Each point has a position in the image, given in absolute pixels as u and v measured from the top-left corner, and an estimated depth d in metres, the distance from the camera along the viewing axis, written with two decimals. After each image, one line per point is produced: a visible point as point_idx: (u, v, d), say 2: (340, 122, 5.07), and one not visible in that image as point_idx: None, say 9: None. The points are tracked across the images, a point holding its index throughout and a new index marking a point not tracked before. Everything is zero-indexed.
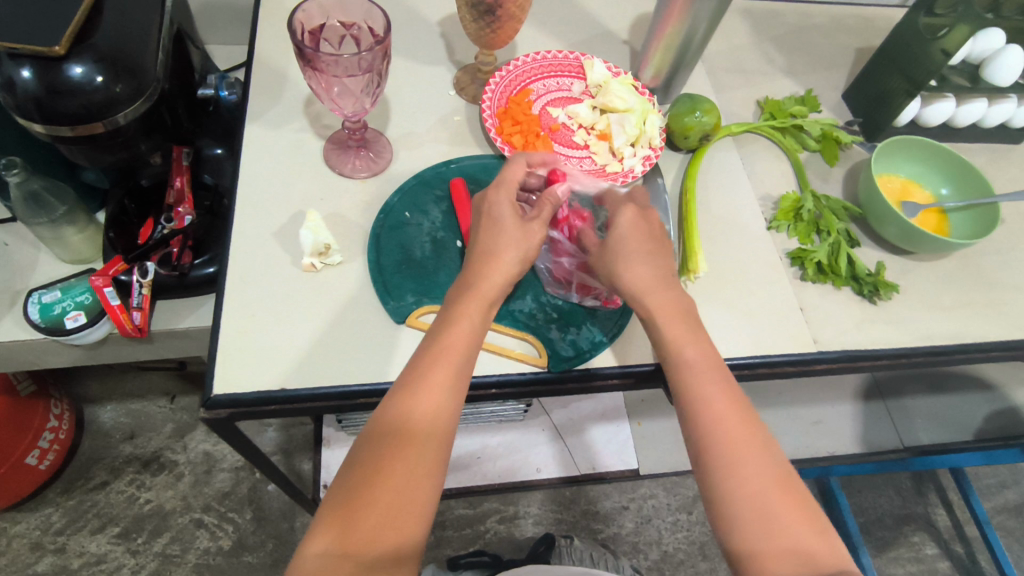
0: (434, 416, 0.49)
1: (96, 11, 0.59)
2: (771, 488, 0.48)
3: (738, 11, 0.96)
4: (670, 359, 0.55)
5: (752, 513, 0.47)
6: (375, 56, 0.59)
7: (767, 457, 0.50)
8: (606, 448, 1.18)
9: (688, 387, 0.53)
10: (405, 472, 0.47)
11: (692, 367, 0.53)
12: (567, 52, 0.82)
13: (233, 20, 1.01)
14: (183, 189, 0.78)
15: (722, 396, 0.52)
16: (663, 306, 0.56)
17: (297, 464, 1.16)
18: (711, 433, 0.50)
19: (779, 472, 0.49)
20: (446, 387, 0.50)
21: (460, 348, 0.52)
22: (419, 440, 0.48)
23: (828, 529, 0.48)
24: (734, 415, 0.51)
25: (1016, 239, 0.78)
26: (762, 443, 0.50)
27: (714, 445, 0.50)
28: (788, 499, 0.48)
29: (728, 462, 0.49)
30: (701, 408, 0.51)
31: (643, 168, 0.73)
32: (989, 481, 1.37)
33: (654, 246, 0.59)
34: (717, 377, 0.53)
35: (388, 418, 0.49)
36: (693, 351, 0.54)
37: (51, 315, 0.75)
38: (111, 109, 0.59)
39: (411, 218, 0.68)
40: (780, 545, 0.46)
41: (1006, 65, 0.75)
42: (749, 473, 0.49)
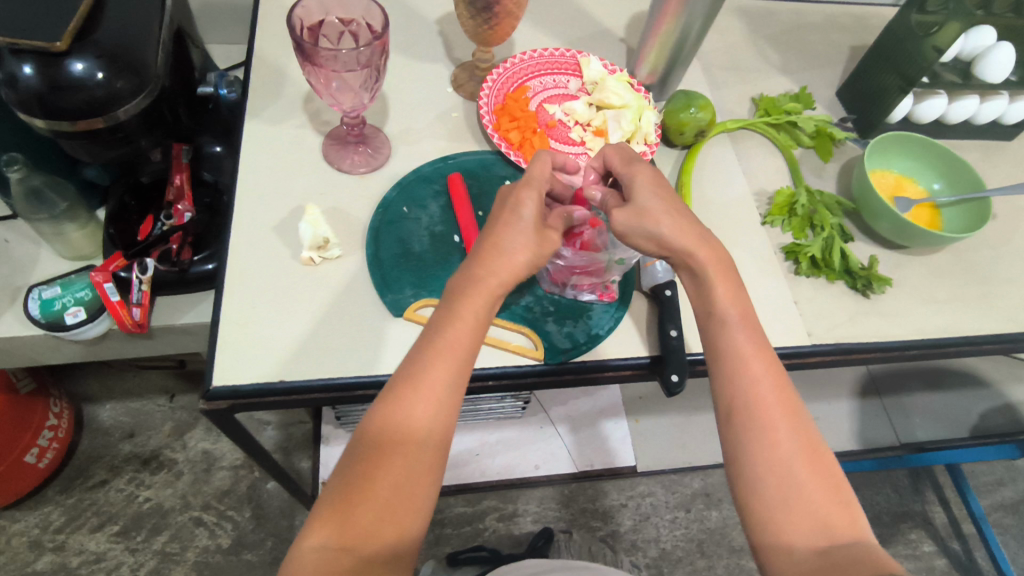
0: (435, 415, 0.49)
1: (97, 8, 0.60)
2: (797, 458, 0.49)
3: (734, 10, 0.97)
4: (710, 326, 0.56)
5: (776, 476, 0.48)
6: (373, 52, 0.59)
7: (799, 425, 0.50)
8: (610, 443, 1.18)
9: (726, 350, 0.54)
10: (404, 471, 0.47)
11: (733, 329, 0.55)
12: (564, 50, 0.83)
13: (232, 20, 1.02)
14: (182, 186, 0.79)
15: (760, 362, 0.53)
16: None
17: (296, 462, 1.17)
18: (744, 394, 0.52)
19: (809, 443, 0.50)
20: (446, 387, 0.50)
21: (461, 347, 0.52)
22: (419, 439, 0.48)
23: (853, 503, 0.48)
24: (770, 380, 0.52)
25: (1009, 234, 0.79)
26: (795, 412, 0.51)
27: (748, 406, 0.51)
28: (813, 469, 0.49)
29: (756, 424, 0.50)
30: (738, 370, 0.53)
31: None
32: (985, 478, 1.37)
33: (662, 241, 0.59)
34: (757, 344, 0.54)
35: (387, 415, 0.49)
36: (738, 314, 0.55)
37: (52, 310, 0.75)
38: (112, 105, 0.60)
39: (409, 213, 0.68)
40: (800, 512, 0.47)
41: (996, 63, 0.76)
42: (778, 436, 0.49)
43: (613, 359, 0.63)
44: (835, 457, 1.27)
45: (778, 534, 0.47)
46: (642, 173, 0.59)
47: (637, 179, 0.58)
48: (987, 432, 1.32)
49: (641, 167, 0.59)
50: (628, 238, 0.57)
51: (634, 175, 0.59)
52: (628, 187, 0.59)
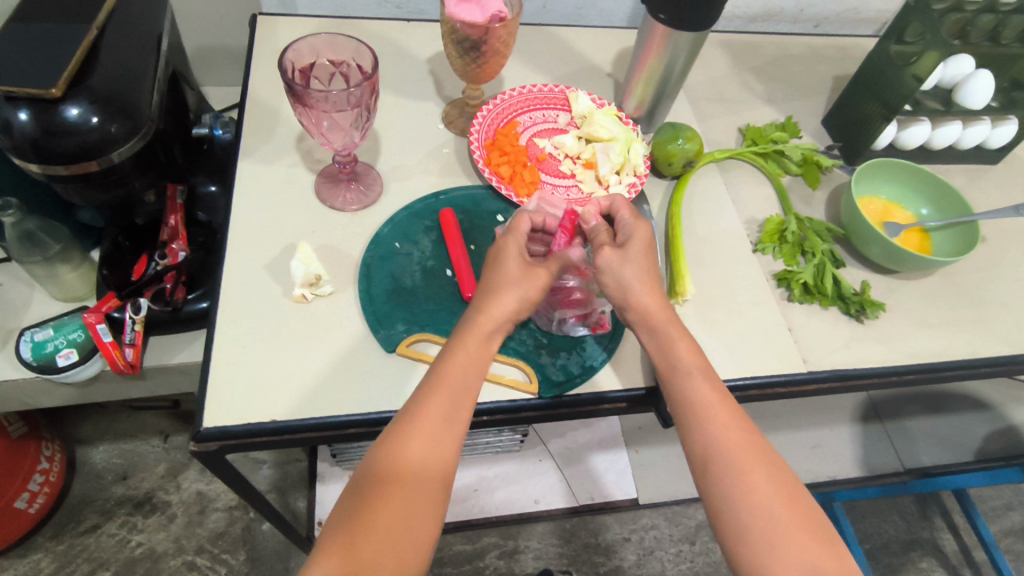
0: (436, 443, 0.49)
1: (92, 54, 0.61)
2: (777, 501, 0.48)
3: (718, 44, 0.99)
4: (674, 374, 0.55)
5: (762, 525, 0.47)
6: (363, 92, 0.60)
7: (775, 470, 0.50)
8: (605, 476, 1.17)
9: (692, 401, 0.53)
10: (404, 500, 0.47)
11: (696, 379, 0.54)
12: (552, 86, 0.85)
13: (228, 62, 1.04)
14: (177, 226, 0.78)
15: (727, 410, 0.53)
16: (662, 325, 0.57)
17: (292, 502, 1.14)
18: (719, 444, 0.51)
19: (788, 486, 0.50)
20: (448, 414, 0.50)
21: (461, 375, 0.52)
22: (419, 468, 0.48)
23: (835, 541, 0.48)
24: (740, 429, 0.52)
25: (998, 257, 0.80)
26: (769, 457, 0.51)
27: (723, 456, 0.50)
28: (796, 512, 0.48)
29: (733, 470, 0.49)
30: (708, 422, 0.52)
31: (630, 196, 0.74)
32: (994, 503, 1.35)
33: (651, 267, 0.59)
34: (720, 392, 0.54)
35: (388, 446, 0.49)
36: (699, 364, 0.55)
37: (44, 352, 0.75)
38: (105, 148, 0.60)
39: (401, 248, 0.69)
40: (788, 557, 0.46)
41: (976, 90, 0.78)
42: (758, 483, 0.49)
43: (606, 391, 0.62)
44: (839, 484, 1.25)
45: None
46: (638, 231, 0.60)
47: (634, 234, 0.60)
48: (992, 456, 1.30)
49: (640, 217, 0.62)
50: (601, 275, 0.59)
51: (632, 220, 0.61)
52: (624, 238, 0.60)
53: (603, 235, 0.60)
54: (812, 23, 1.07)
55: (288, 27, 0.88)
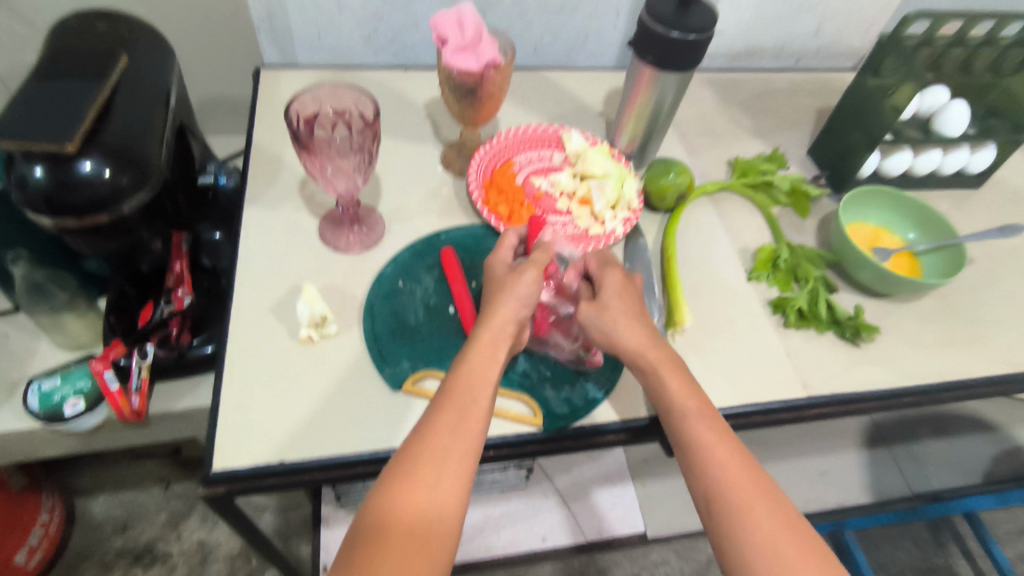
0: (450, 481, 0.50)
1: (105, 111, 0.64)
2: (783, 539, 0.49)
3: (704, 81, 1.03)
4: (673, 415, 0.56)
5: (766, 563, 0.48)
6: (366, 137, 0.64)
7: (776, 504, 0.51)
8: (611, 511, 1.16)
9: (691, 441, 0.54)
10: (418, 541, 0.48)
11: (695, 419, 0.55)
12: (545, 126, 0.88)
13: (231, 112, 1.08)
14: (182, 272, 0.79)
15: (727, 445, 0.53)
16: (660, 362, 0.58)
17: (295, 548, 1.13)
18: (720, 484, 0.52)
19: (790, 519, 0.50)
20: (463, 447, 0.52)
21: (473, 396, 0.54)
22: (433, 507, 0.49)
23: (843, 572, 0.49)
24: (739, 465, 0.52)
25: (988, 277, 0.82)
26: (770, 491, 0.51)
27: (724, 495, 0.51)
28: (800, 547, 0.49)
29: (736, 511, 0.50)
30: (707, 461, 0.53)
31: (588, 247, 0.74)
32: (1008, 527, 1.34)
33: (637, 307, 0.62)
34: (719, 428, 0.55)
35: (403, 465, 0.50)
36: (696, 404, 0.56)
37: (51, 403, 0.76)
38: (116, 200, 0.62)
39: (404, 287, 0.70)
40: None
41: (953, 118, 0.81)
42: (761, 521, 0.50)
43: (601, 424, 0.63)
44: (849, 512, 1.24)
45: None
46: (609, 277, 0.64)
47: (605, 281, 0.63)
48: (1001, 478, 1.30)
49: (609, 262, 0.66)
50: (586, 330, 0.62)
51: (601, 267, 0.65)
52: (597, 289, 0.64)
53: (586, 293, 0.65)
54: (793, 59, 1.12)
55: (289, 77, 0.92)
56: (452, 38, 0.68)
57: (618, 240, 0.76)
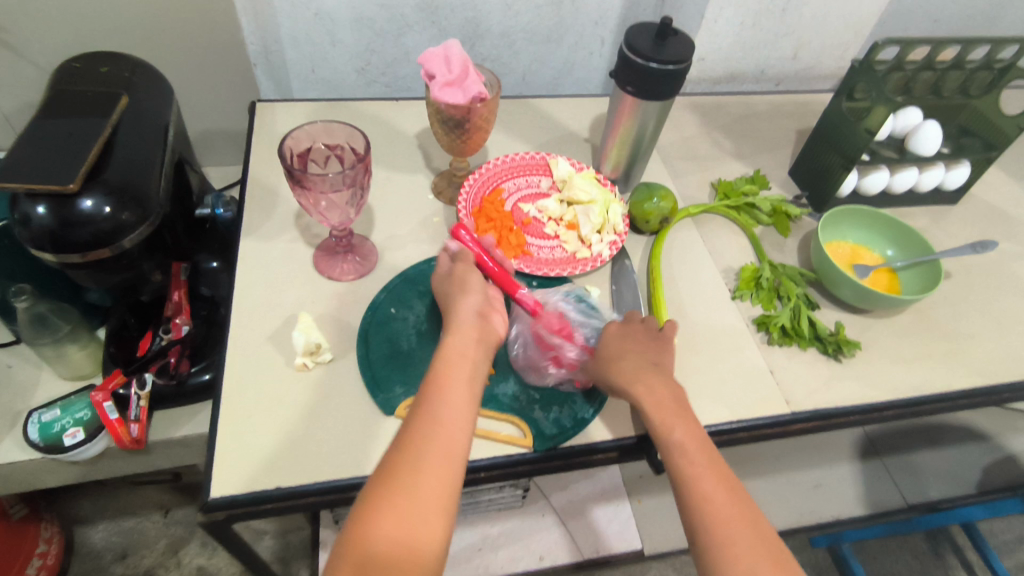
0: (437, 479, 0.52)
1: (106, 150, 0.66)
2: (763, 564, 0.50)
3: (687, 106, 1.06)
4: (663, 440, 0.58)
5: None
6: (357, 172, 0.65)
7: (758, 530, 0.53)
8: (608, 528, 1.16)
9: (677, 471, 0.56)
10: (405, 554, 0.48)
11: (682, 443, 0.57)
12: (533, 153, 0.91)
13: (228, 144, 1.11)
14: (180, 301, 0.81)
15: (712, 474, 0.55)
16: (651, 392, 0.61)
17: (295, 572, 1.14)
18: (702, 513, 0.53)
19: (772, 549, 0.52)
20: (446, 438, 0.54)
21: (450, 392, 0.57)
22: (418, 519, 0.50)
23: None
24: (723, 490, 0.55)
25: (965, 291, 0.84)
26: (752, 517, 0.53)
27: (707, 519, 0.53)
28: (780, 571, 0.51)
29: (718, 537, 0.52)
30: (691, 490, 0.55)
31: (536, 275, 0.76)
32: (1003, 536, 1.34)
33: (637, 351, 0.65)
34: (705, 458, 0.57)
35: (391, 464, 0.53)
36: (682, 435, 0.58)
37: (51, 433, 0.77)
38: (117, 236, 0.65)
39: (397, 313, 0.72)
40: None
41: (927, 138, 0.84)
42: (741, 551, 0.51)
43: (595, 441, 0.65)
44: (844, 525, 1.25)
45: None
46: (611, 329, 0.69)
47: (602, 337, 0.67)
48: (994, 487, 1.31)
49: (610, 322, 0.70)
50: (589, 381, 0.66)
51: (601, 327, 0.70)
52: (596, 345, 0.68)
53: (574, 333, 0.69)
54: (773, 82, 1.15)
55: (284, 111, 0.95)
56: (438, 73, 0.70)
57: (605, 262, 0.78)
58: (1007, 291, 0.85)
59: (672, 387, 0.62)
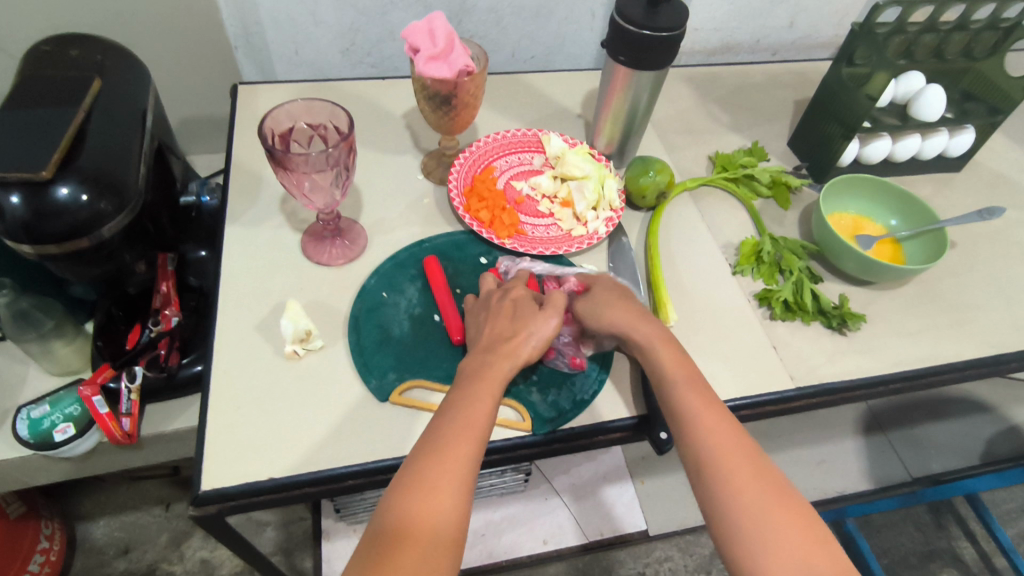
0: (463, 467, 0.51)
1: (80, 135, 0.64)
2: (766, 498, 0.50)
3: (682, 79, 1.04)
4: (662, 382, 0.58)
5: (751, 521, 0.49)
6: (341, 152, 0.63)
7: (761, 468, 0.52)
8: (612, 510, 1.16)
9: (680, 411, 0.56)
10: (430, 543, 0.47)
11: (683, 387, 0.57)
12: (525, 130, 0.88)
13: (212, 131, 1.08)
14: (168, 292, 0.79)
15: (715, 414, 0.55)
16: (653, 336, 0.60)
17: (298, 562, 1.13)
18: (705, 450, 0.53)
19: (777, 487, 0.51)
20: (474, 429, 0.53)
21: (480, 386, 0.56)
22: (443, 509, 0.49)
23: (826, 538, 0.49)
24: (726, 430, 0.54)
25: (970, 260, 0.82)
26: (755, 455, 0.53)
27: (710, 458, 0.52)
28: (784, 507, 0.50)
29: (721, 471, 0.51)
30: (696, 431, 0.54)
31: (531, 253, 0.74)
32: (1007, 506, 1.34)
33: (628, 299, 0.65)
34: (707, 399, 0.56)
35: (425, 450, 0.52)
36: (684, 374, 0.58)
37: (40, 429, 0.75)
38: (95, 225, 0.62)
39: (388, 298, 0.70)
40: (781, 553, 0.47)
41: (930, 101, 0.81)
42: (747, 491, 0.50)
43: (606, 421, 0.63)
44: (850, 499, 1.24)
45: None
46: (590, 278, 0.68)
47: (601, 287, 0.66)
48: (998, 458, 1.30)
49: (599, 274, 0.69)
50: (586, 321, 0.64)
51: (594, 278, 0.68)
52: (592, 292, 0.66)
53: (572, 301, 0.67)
54: (769, 52, 1.12)
55: (268, 93, 0.92)
56: (423, 47, 0.68)
57: (601, 239, 0.76)
58: (1013, 259, 0.83)
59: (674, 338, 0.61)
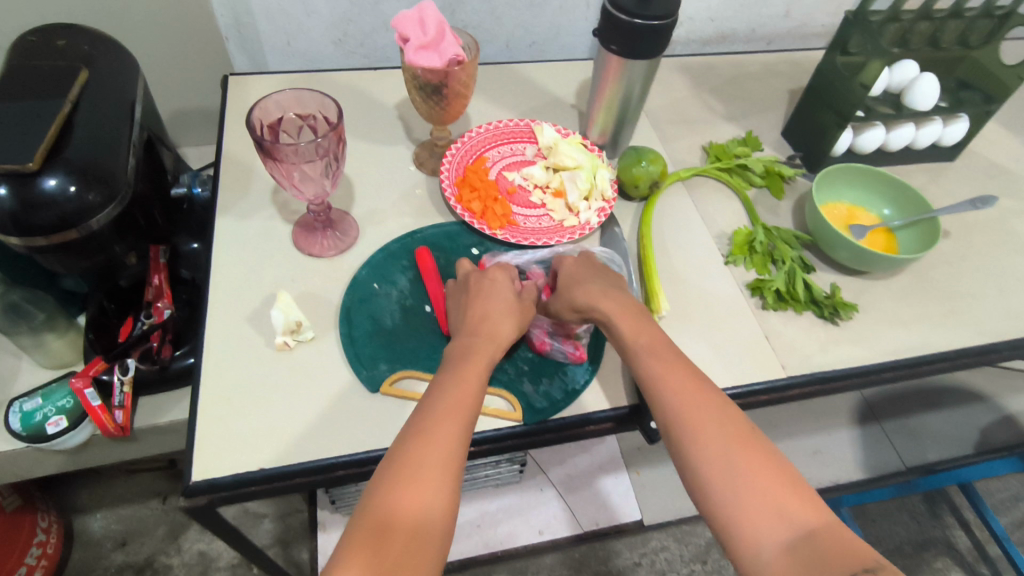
0: (451, 446, 0.51)
1: (67, 125, 0.63)
2: (731, 448, 0.50)
3: (676, 68, 1.03)
4: (628, 349, 0.59)
5: (720, 473, 0.49)
6: (330, 142, 0.63)
7: (730, 422, 0.52)
8: (607, 501, 1.16)
9: (646, 375, 0.56)
10: (422, 521, 0.48)
11: (647, 353, 0.57)
12: (517, 120, 0.88)
13: (204, 122, 1.07)
14: (161, 285, 0.79)
15: (682, 375, 0.55)
16: (615, 306, 0.61)
17: (295, 554, 1.14)
18: (671, 410, 0.54)
19: (748, 438, 0.51)
20: (461, 410, 0.54)
21: (466, 369, 0.57)
22: (431, 498, 0.49)
23: (800, 483, 0.49)
24: (693, 390, 0.54)
25: (964, 249, 0.82)
26: (725, 411, 0.53)
27: (677, 417, 0.53)
28: (752, 455, 0.50)
29: (687, 428, 0.52)
30: (660, 391, 0.55)
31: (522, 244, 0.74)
32: (1002, 495, 1.34)
33: (600, 278, 0.65)
34: (673, 361, 0.56)
35: (413, 432, 0.52)
36: (647, 339, 0.58)
37: (33, 422, 0.75)
38: (84, 217, 0.62)
39: (380, 289, 0.70)
40: (752, 501, 0.47)
41: (923, 92, 0.81)
42: (713, 444, 0.51)
43: (597, 411, 0.63)
44: (844, 489, 1.24)
45: (742, 526, 0.47)
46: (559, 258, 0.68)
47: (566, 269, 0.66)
48: (993, 447, 1.31)
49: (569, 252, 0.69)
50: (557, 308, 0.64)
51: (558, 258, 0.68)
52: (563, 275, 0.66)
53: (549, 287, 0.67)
54: (765, 41, 1.12)
55: (259, 84, 0.91)
56: (413, 36, 0.67)
57: (593, 230, 0.76)
58: (1006, 248, 0.83)
59: (639, 308, 0.62)
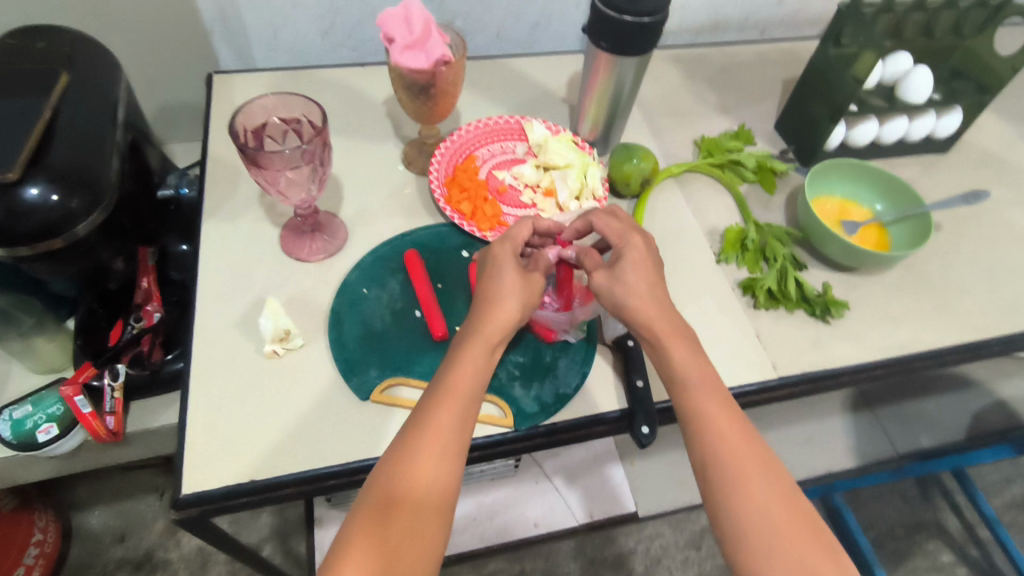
0: (448, 437, 0.51)
1: (47, 131, 0.62)
2: (773, 506, 0.49)
3: (668, 59, 1.02)
4: (675, 384, 0.56)
5: (757, 525, 0.48)
6: (316, 147, 0.62)
7: (773, 475, 0.51)
8: (603, 491, 1.17)
9: (690, 411, 0.54)
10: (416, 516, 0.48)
11: (696, 389, 0.55)
12: (508, 117, 0.87)
13: (190, 118, 1.05)
14: (150, 288, 0.80)
15: (728, 416, 0.53)
16: (666, 332, 0.57)
17: (293, 547, 1.15)
18: (715, 453, 0.52)
19: (786, 492, 0.50)
20: (460, 399, 0.53)
21: (468, 353, 0.56)
22: (429, 499, 0.49)
23: (835, 549, 0.48)
24: (739, 435, 0.52)
25: (956, 243, 0.82)
26: (768, 461, 0.51)
27: (720, 462, 0.51)
28: (792, 513, 0.49)
29: (732, 475, 0.50)
30: (705, 431, 0.53)
31: None
32: (993, 478, 1.36)
33: (656, 280, 0.60)
34: (719, 400, 0.54)
35: (414, 422, 0.52)
36: (697, 374, 0.55)
37: (23, 429, 0.75)
38: (68, 224, 0.61)
39: (370, 293, 0.69)
40: (787, 562, 0.47)
41: (916, 85, 0.82)
42: (754, 494, 0.49)
43: (588, 416, 0.63)
44: (837, 477, 1.25)
45: None
46: (596, 220, 0.64)
47: (626, 255, 0.61)
48: (984, 433, 1.32)
49: (631, 230, 0.63)
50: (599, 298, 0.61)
51: (622, 237, 0.62)
52: (615, 258, 0.61)
53: (590, 259, 0.62)
54: (758, 30, 1.10)
55: (245, 82, 0.90)
56: (399, 36, 0.66)
57: None
58: (998, 240, 0.83)
59: (689, 332, 0.58)
